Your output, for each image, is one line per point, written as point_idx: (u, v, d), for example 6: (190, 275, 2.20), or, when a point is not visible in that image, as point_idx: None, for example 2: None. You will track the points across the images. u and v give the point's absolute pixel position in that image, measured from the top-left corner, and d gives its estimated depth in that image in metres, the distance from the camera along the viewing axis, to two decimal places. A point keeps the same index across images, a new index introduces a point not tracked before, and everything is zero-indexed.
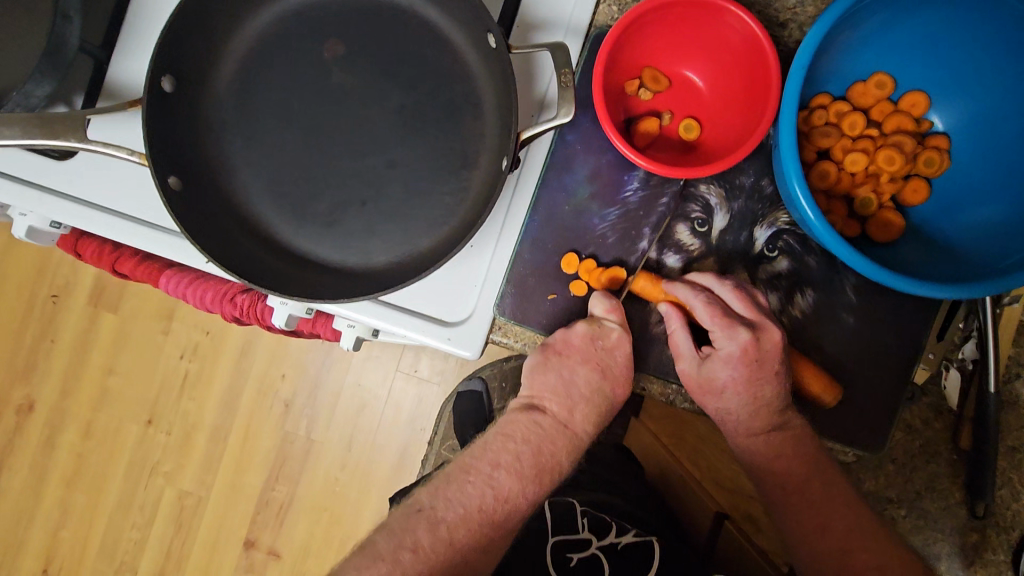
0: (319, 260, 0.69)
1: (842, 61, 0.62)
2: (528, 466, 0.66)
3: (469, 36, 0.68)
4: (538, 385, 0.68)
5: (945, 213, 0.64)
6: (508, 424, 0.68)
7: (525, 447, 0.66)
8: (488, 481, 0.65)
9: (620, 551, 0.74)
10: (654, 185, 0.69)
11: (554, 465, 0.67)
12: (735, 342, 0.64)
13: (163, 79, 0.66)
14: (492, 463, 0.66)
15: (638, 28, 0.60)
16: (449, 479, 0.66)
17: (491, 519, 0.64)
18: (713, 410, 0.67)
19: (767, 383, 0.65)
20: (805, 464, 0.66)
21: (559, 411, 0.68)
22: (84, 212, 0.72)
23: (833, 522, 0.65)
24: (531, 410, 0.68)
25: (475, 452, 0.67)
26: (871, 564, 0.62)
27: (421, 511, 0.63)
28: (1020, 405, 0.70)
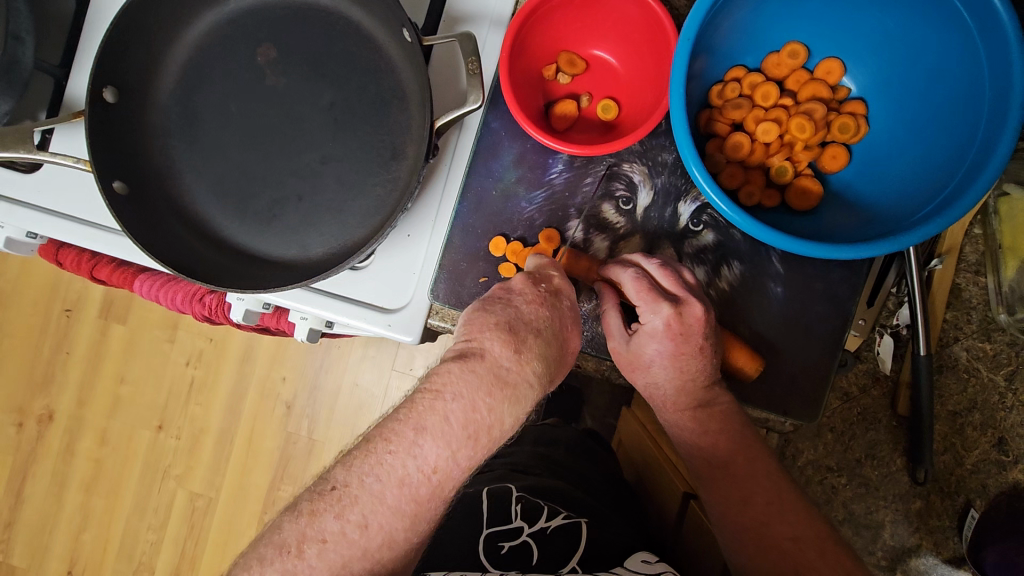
0: (260, 255, 0.72)
1: (749, 34, 0.63)
2: (460, 430, 0.53)
3: (391, 33, 0.70)
4: (477, 326, 0.57)
5: (864, 178, 0.64)
6: (439, 376, 0.54)
7: (457, 403, 0.53)
8: (412, 448, 0.52)
9: (549, 535, 0.72)
10: (578, 167, 0.70)
11: (493, 424, 0.54)
12: (659, 317, 0.60)
13: (106, 88, 0.71)
14: (417, 425, 0.53)
15: (543, 14, 0.62)
16: (367, 448, 0.53)
17: (414, 494, 0.52)
18: (642, 385, 0.65)
19: (693, 358, 0.62)
20: (731, 439, 0.63)
21: (500, 352, 0.55)
22: (51, 221, 0.77)
23: (756, 497, 0.62)
24: (466, 357, 0.55)
25: (399, 413, 0.54)
26: (788, 535, 0.59)
27: (333, 490, 0.53)
28: (961, 368, 0.70)
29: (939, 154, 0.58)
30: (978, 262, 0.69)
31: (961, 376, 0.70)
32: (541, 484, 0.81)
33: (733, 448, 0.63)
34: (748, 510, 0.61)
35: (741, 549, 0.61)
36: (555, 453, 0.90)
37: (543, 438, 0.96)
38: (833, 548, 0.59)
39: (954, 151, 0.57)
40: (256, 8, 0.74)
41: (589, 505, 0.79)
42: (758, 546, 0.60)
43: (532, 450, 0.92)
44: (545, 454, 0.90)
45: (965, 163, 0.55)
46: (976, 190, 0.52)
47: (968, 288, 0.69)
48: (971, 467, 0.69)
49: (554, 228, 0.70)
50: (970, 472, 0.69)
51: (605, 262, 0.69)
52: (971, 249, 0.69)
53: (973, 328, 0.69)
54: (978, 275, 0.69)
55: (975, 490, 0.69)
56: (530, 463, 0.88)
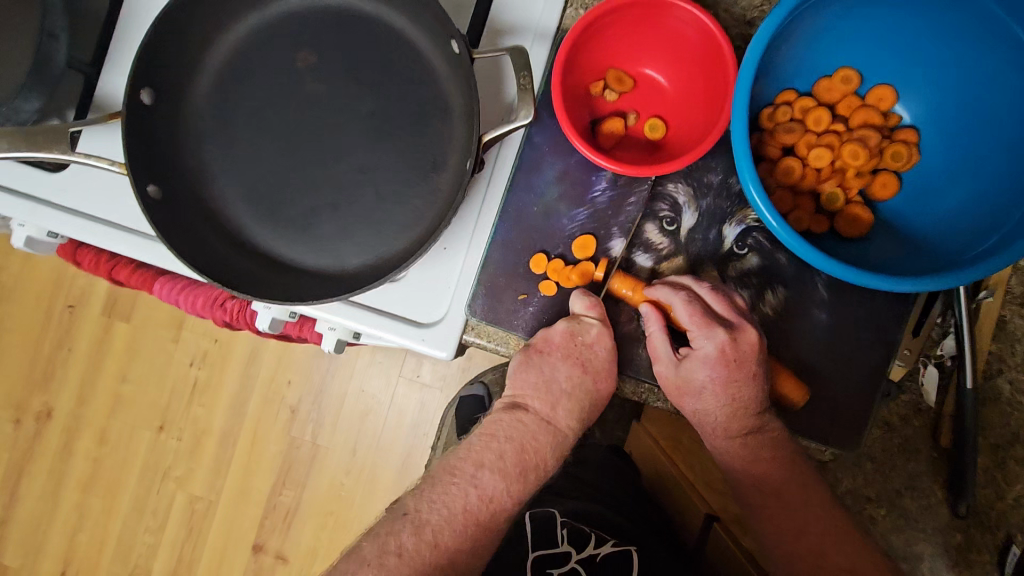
0: (295, 264, 0.70)
1: (805, 58, 0.62)
2: (512, 465, 0.66)
3: (435, 42, 0.69)
4: (520, 384, 0.69)
5: (914, 207, 0.63)
6: (491, 423, 0.69)
7: (507, 444, 0.67)
8: (473, 480, 0.64)
9: (599, 563, 0.70)
10: (623, 185, 0.69)
11: (537, 462, 0.67)
12: (713, 342, 0.61)
13: (143, 89, 0.69)
14: (476, 462, 0.66)
15: (595, 31, 0.61)
16: (434, 480, 0.65)
17: (476, 519, 0.63)
18: (690, 411, 0.65)
19: (745, 384, 0.63)
20: (783, 466, 0.62)
21: (540, 409, 0.68)
22: (75, 221, 0.75)
23: (809, 526, 0.61)
24: (512, 407, 0.69)
25: (461, 452, 0.67)
26: (845, 566, 0.58)
27: (406, 515, 0.62)
28: (1003, 401, 0.69)
29: (996, 186, 0.58)
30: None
31: (1004, 410, 0.69)
32: (579, 507, 0.79)
33: (784, 476, 0.62)
34: (803, 540, 0.60)
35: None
36: (587, 474, 0.88)
37: (573, 457, 0.94)
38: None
39: (1012, 185, 0.56)
40: (297, 12, 0.72)
41: (615, 521, 0.78)
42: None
43: (564, 472, 0.89)
44: (578, 476, 0.87)
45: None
46: None
47: (1014, 320, 0.68)
48: (1013, 501, 0.68)
49: (592, 236, 0.69)
50: (1011, 506, 0.68)
51: (650, 282, 0.68)
52: (1018, 280, 0.68)
53: (1017, 361, 0.68)
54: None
55: (1017, 525, 0.67)
56: (564, 486, 0.85)
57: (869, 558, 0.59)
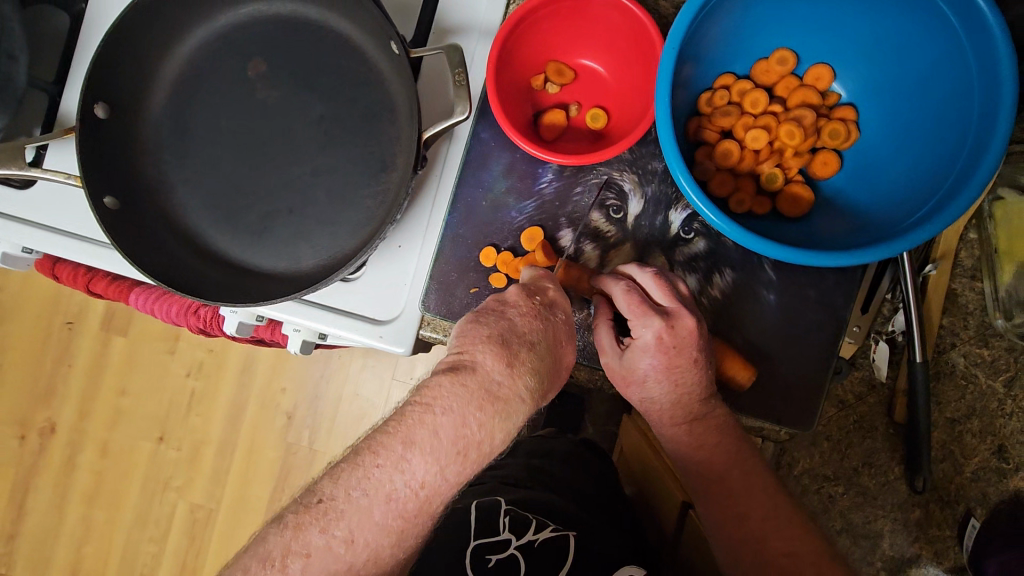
0: (252, 267, 0.72)
1: (736, 41, 0.62)
2: (448, 445, 0.51)
3: (380, 45, 0.71)
4: (469, 338, 0.55)
5: (855, 184, 0.64)
6: (429, 390, 0.53)
7: (446, 418, 0.52)
8: (400, 464, 0.50)
9: (538, 548, 0.72)
10: (568, 176, 0.70)
11: (483, 441, 0.52)
12: (650, 330, 0.60)
13: (97, 105, 0.72)
14: (406, 441, 0.51)
15: (530, 24, 0.62)
16: (354, 461, 0.51)
17: (401, 509, 0.51)
18: (637, 400, 0.65)
19: (688, 370, 0.61)
20: (726, 455, 0.63)
21: (492, 366, 0.53)
22: (46, 236, 0.77)
23: (752, 511, 0.62)
24: (456, 371, 0.53)
25: (388, 427, 0.52)
26: (784, 550, 0.60)
27: (320, 503, 0.51)
28: (958, 375, 0.69)
29: (931, 158, 0.58)
30: (973, 268, 0.69)
31: (960, 384, 0.69)
32: (531, 498, 0.80)
33: (729, 462, 0.63)
34: (746, 524, 0.62)
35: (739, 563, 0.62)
36: (547, 464, 0.88)
37: (537, 450, 0.93)
38: (829, 563, 0.59)
39: (944, 155, 0.56)
40: (247, 23, 0.74)
41: (574, 515, 0.78)
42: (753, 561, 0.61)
43: (523, 463, 0.91)
44: (535, 466, 0.89)
45: (956, 167, 0.55)
46: (967, 195, 0.52)
47: (963, 292, 0.69)
48: (972, 474, 0.68)
49: (538, 229, 0.70)
50: (971, 480, 0.68)
51: (597, 273, 0.68)
52: (967, 254, 0.70)
53: (970, 334, 0.69)
54: (974, 281, 0.69)
55: (976, 498, 0.67)
56: (520, 477, 0.86)
57: (812, 547, 0.60)
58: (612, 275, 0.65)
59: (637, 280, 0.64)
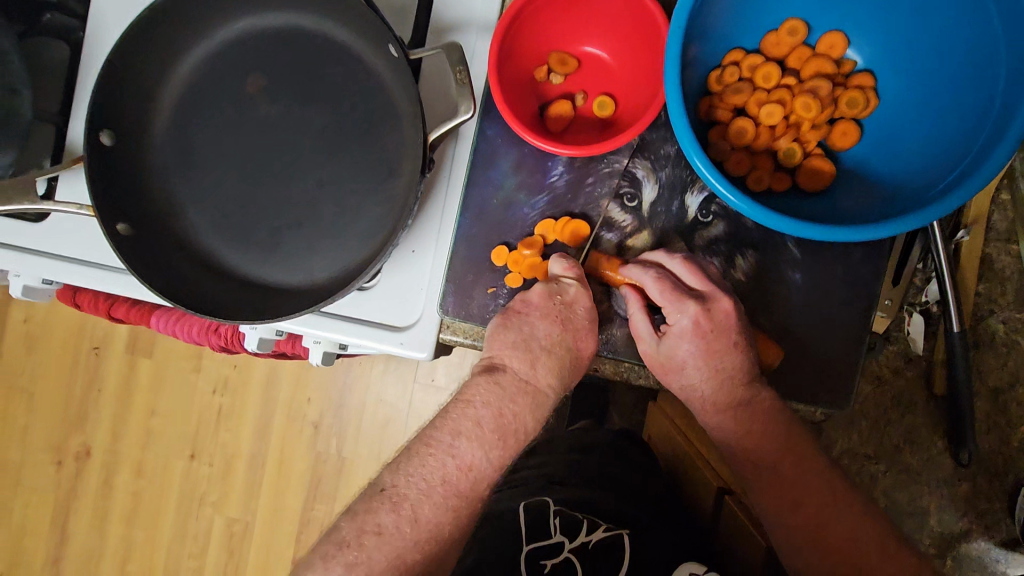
0: (266, 283, 0.72)
1: (744, 15, 0.60)
2: (490, 431, 0.60)
3: (378, 50, 0.70)
4: (497, 345, 0.62)
5: (877, 153, 0.61)
6: (468, 388, 0.62)
7: (486, 409, 0.60)
8: (450, 450, 0.59)
9: (592, 551, 0.71)
10: (579, 167, 0.69)
11: (518, 427, 0.61)
12: (687, 316, 0.61)
13: (102, 132, 0.71)
14: (454, 431, 0.60)
15: (529, 15, 0.61)
16: (412, 451, 0.60)
17: (455, 491, 0.59)
18: (677, 388, 0.64)
19: (727, 354, 0.61)
20: (778, 443, 0.61)
21: (519, 366, 0.62)
22: (64, 266, 0.78)
23: (806, 497, 0.60)
24: (490, 371, 0.62)
25: (436, 422, 0.61)
26: (846, 534, 0.58)
27: (384, 491, 0.58)
28: (998, 342, 0.67)
29: (957, 120, 0.56)
30: (1007, 231, 0.66)
31: (1000, 351, 0.67)
32: (581, 498, 0.79)
33: (778, 449, 0.61)
34: (802, 511, 0.59)
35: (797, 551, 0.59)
36: (590, 460, 0.87)
37: (577, 444, 0.92)
38: (894, 549, 0.57)
39: (973, 116, 0.54)
40: (243, 38, 0.73)
41: (600, 502, 0.78)
42: (815, 548, 0.58)
43: (565, 457, 0.90)
44: (578, 461, 0.87)
45: (986, 127, 0.53)
46: (1002, 153, 0.49)
47: (999, 257, 0.66)
48: (1019, 444, 0.68)
49: (585, 222, 0.67)
50: (1018, 450, 0.69)
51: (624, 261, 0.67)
52: (1000, 217, 0.66)
53: (1009, 300, 0.66)
54: (1009, 245, 0.66)
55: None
56: (562, 472, 0.85)
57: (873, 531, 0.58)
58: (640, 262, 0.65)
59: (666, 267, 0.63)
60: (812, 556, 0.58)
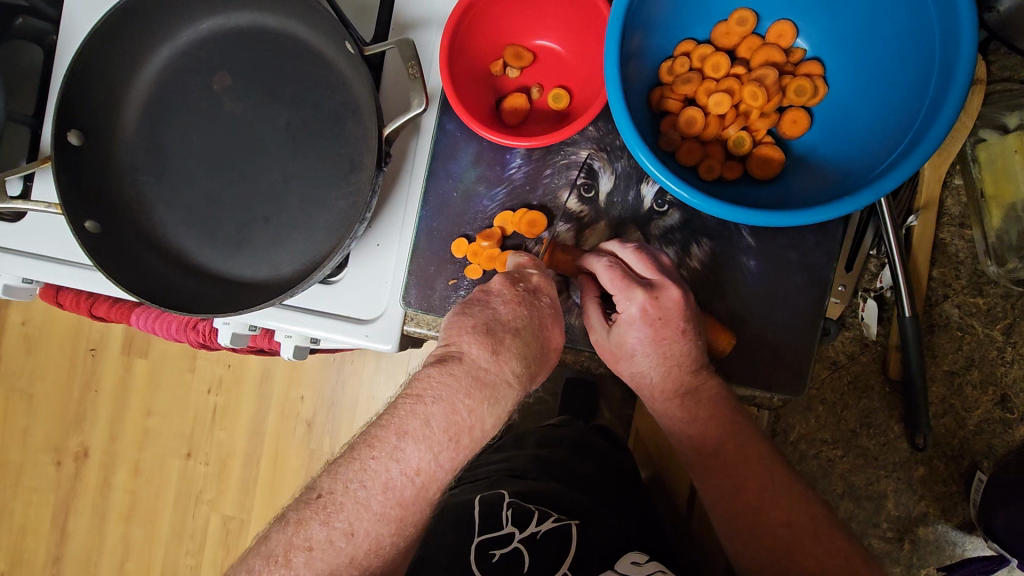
0: (234, 278, 0.73)
1: (691, 6, 0.61)
2: (440, 431, 0.51)
3: (337, 47, 0.71)
4: (455, 331, 0.56)
5: (826, 140, 0.62)
6: (419, 381, 0.54)
7: (437, 406, 0.52)
8: (394, 453, 0.51)
9: (540, 540, 0.71)
10: (536, 159, 0.70)
11: (474, 426, 0.53)
12: (635, 305, 0.59)
13: (70, 132, 0.73)
14: (399, 430, 0.51)
15: (480, 10, 0.62)
16: (351, 455, 0.52)
17: (399, 498, 0.51)
18: (628, 376, 0.64)
19: (676, 343, 0.60)
20: (724, 429, 0.62)
21: (477, 354, 0.54)
22: (42, 266, 0.80)
23: (748, 483, 0.61)
24: (444, 361, 0.54)
25: (382, 420, 0.53)
26: (782, 520, 0.59)
27: (319, 498, 0.51)
28: (954, 326, 0.68)
29: (898, 104, 0.56)
30: (961, 215, 0.68)
31: (955, 335, 0.68)
32: (537, 488, 0.80)
33: (725, 433, 0.62)
34: (743, 496, 0.61)
35: (735, 534, 0.62)
36: (553, 454, 0.88)
37: (545, 439, 0.94)
38: (826, 529, 0.59)
39: (911, 99, 0.55)
40: (208, 37, 0.75)
41: (569, 497, 0.78)
42: (750, 529, 0.61)
43: (530, 454, 0.90)
44: (541, 457, 0.88)
45: (923, 108, 0.53)
46: (936, 134, 0.50)
47: (953, 241, 0.67)
48: (975, 428, 0.69)
49: (542, 214, 0.68)
50: (975, 433, 0.69)
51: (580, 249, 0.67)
52: (954, 202, 0.68)
53: (964, 284, 0.68)
54: (963, 229, 0.67)
55: (981, 451, 0.69)
56: (524, 467, 0.86)
57: (808, 512, 0.59)
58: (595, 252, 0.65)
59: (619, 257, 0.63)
60: (748, 539, 0.61)
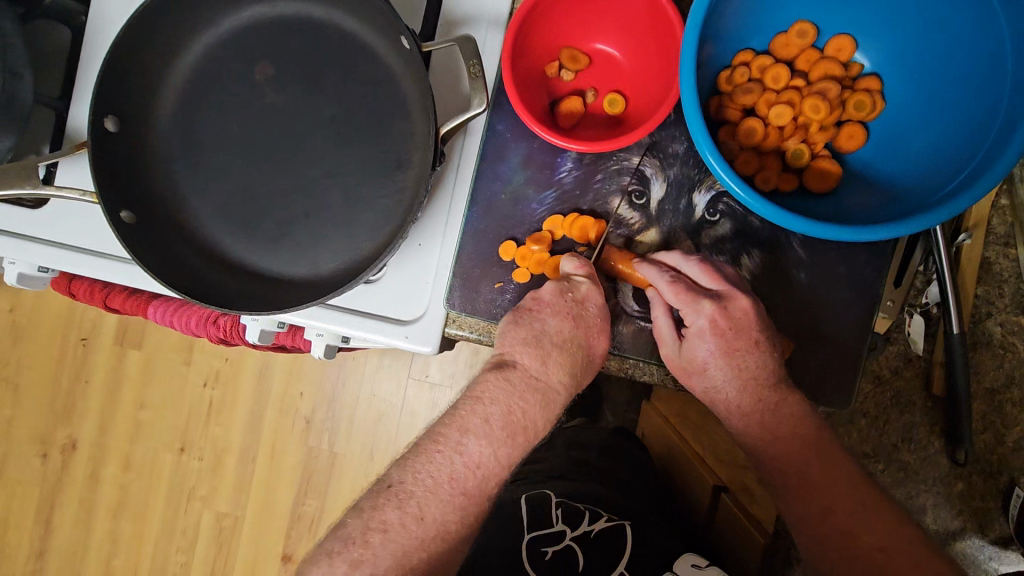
0: (271, 274, 0.71)
1: (755, 16, 0.61)
2: (499, 428, 0.61)
3: (388, 41, 0.69)
4: (508, 340, 0.64)
5: (882, 156, 0.62)
6: (479, 385, 0.63)
7: (495, 406, 0.62)
8: (459, 447, 0.60)
9: (595, 539, 0.70)
10: (588, 163, 0.69)
11: (527, 424, 0.63)
12: (703, 316, 0.61)
13: (106, 118, 0.70)
14: (462, 428, 0.61)
15: (543, 10, 0.61)
16: (419, 449, 0.61)
17: (463, 488, 0.59)
18: (700, 393, 0.63)
19: (749, 353, 0.62)
20: (806, 448, 0.60)
21: (529, 363, 0.63)
22: (62, 254, 0.77)
23: (837, 505, 0.58)
24: (500, 368, 0.64)
25: (446, 418, 0.63)
26: (879, 544, 0.56)
27: (390, 487, 0.59)
28: (995, 344, 0.69)
29: (963, 125, 0.57)
30: (1006, 234, 0.68)
31: (997, 353, 0.70)
32: (579, 489, 0.79)
33: None
34: (832, 519, 0.58)
35: (824, 559, 0.58)
36: (589, 456, 0.87)
37: (575, 441, 0.93)
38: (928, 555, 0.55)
39: (978, 121, 0.55)
40: (250, 25, 0.73)
41: (602, 493, 0.78)
42: (844, 556, 0.56)
43: (563, 455, 0.90)
44: (581, 458, 0.88)
45: (990, 133, 0.54)
46: (1007, 160, 0.51)
47: (998, 260, 0.68)
48: (1014, 445, 0.70)
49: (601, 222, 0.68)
50: (1014, 450, 0.70)
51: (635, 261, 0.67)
52: (999, 221, 0.68)
53: (1006, 302, 0.69)
54: (1008, 248, 0.68)
55: (1019, 468, 0.70)
56: (566, 469, 0.85)
57: (904, 536, 0.56)
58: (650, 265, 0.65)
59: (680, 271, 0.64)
60: (838, 561, 0.57)
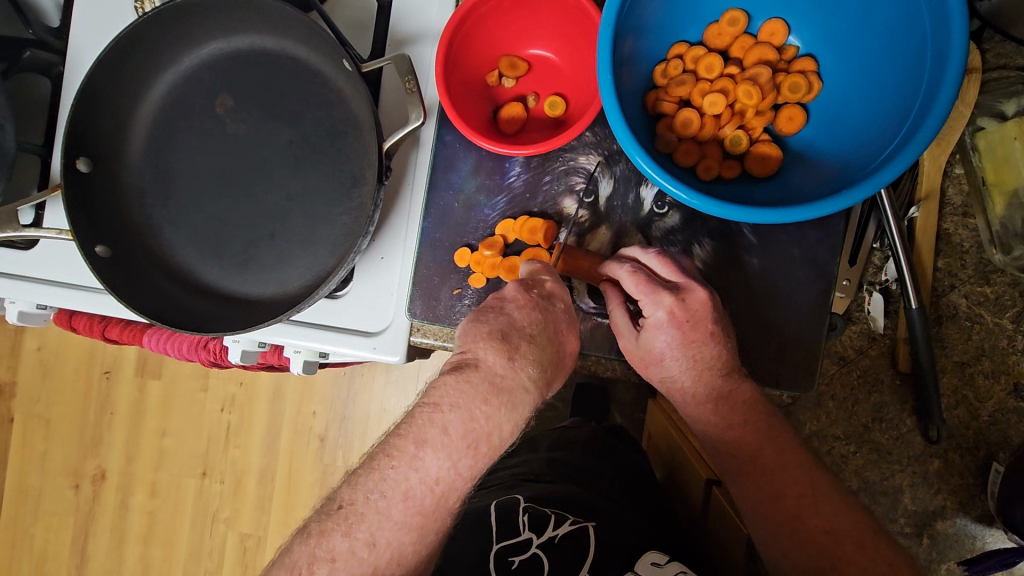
0: (242, 296, 0.74)
1: (682, 10, 0.62)
2: (458, 439, 0.51)
3: (335, 64, 0.72)
4: (471, 336, 0.55)
5: (823, 135, 0.62)
6: (435, 389, 0.53)
7: (455, 414, 0.52)
8: (414, 461, 0.51)
9: (558, 545, 0.71)
10: (535, 166, 0.70)
11: (492, 432, 0.52)
12: (662, 308, 0.60)
13: (79, 160, 0.74)
14: (418, 440, 0.51)
15: (474, 22, 0.63)
16: (371, 465, 0.52)
17: (419, 506, 0.51)
18: (658, 379, 0.64)
19: (705, 345, 0.61)
20: (756, 432, 0.62)
21: (494, 360, 0.53)
22: (55, 291, 0.81)
23: (786, 489, 0.61)
24: (461, 368, 0.53)
25: (401, 427, 0.53)
26: (823, 526, 0.59)
27: (341, 509, 0.51)
28: (962, 316, 0.71)
29: (893, 94, 0.56)
30: (964, 205, 0.70)
31: (965, 325, 0.71)
32: (550, 492, 0.80)
33: (761, 437, 0.62)
34: (782, 503, 0.60)
35: (773, 539, 0.61)
36: (569, 456, 0.89)
37: (558, 442, 0.94)
38: (873, 541, 0.58)
39: (907, 89, 0.55)
40: (209, 61, 0.76)
41: (583, 501, 0.78)
42: (790, 538, 0.59)
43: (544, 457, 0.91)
44: (555, 458, 0.89)
45: (918, 99, 0.53)
46: (932, 125, 0.50)
47: (958, 231, 0.70)
48: (990, 417, 0.71)
49: (550, 224, 0.69)
50: (990, 423, 0.71)
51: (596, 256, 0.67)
52: (956, 191, 0.70)
53: (970, 274, 0.70)
54: (967, 218, 0.70)
55: (997, 442, 0.71)
56: (547, 469, 0.86)
57: (850, 519, 0.59)
58: (617, 259, 0.64)
59: (641, 262, 0.63)
60: (787, 547, 0.60)
